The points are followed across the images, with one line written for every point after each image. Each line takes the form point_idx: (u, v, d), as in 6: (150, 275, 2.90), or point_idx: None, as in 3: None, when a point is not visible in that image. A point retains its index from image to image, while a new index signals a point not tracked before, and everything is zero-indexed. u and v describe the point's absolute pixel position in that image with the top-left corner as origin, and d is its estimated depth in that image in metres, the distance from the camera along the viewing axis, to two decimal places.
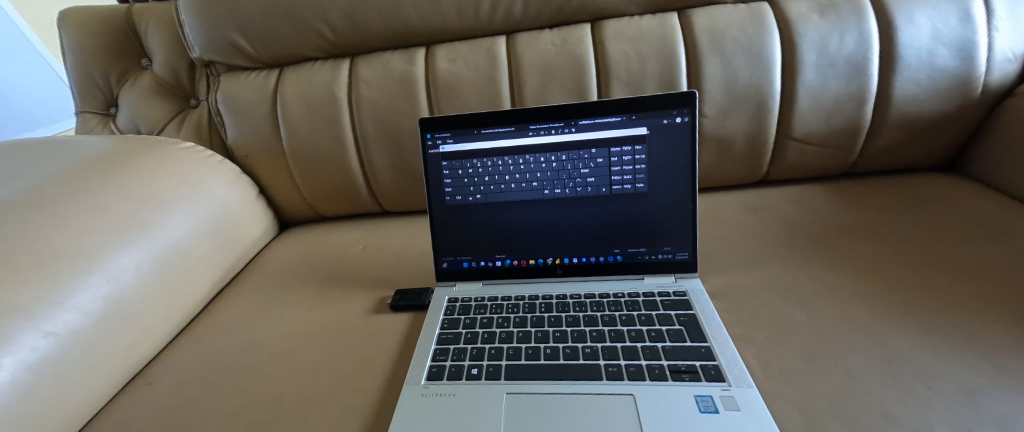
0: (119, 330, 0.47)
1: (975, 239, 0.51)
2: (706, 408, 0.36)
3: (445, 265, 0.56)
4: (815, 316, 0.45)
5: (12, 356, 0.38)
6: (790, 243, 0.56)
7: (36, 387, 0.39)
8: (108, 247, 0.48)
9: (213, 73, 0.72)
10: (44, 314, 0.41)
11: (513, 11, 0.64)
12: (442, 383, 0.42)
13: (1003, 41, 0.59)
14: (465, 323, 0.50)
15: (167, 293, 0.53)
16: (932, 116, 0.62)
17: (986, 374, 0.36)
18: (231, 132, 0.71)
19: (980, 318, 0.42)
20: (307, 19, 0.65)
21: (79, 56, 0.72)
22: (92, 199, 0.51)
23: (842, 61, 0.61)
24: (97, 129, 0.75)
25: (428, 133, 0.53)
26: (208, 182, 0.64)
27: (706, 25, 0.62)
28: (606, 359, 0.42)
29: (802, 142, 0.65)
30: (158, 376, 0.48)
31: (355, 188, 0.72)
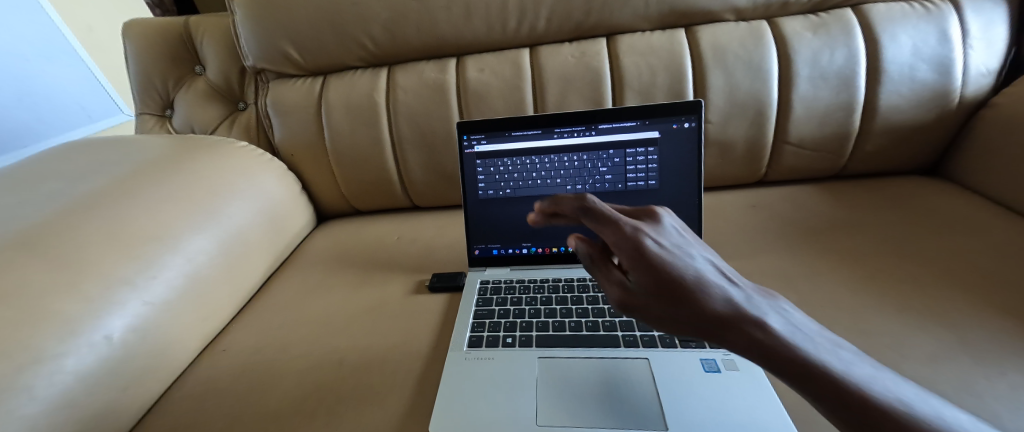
0: (198, 302, 0.53)
1: (950, 233, 0.58)
2: (710, 369, 0.43)
3: (477, 252, 0.62)
4: (806, 297, 0.52)
5: (120, 319, 0.44)
6: (786, 236, 0.63)
7: (139, 347, 0.46)
8: (187, 230, 0.55)
9: (262, 80, 0.80)
10: (142, 286, 0.48)
11: (537, 26, 0.71)
12: (482, 349, 0.49)
13: (977, 58, 0.66)
14: (497, 301, 0.56)
15: (232, 273, 0.59)
16: (915, 124, 0.69)
17: (950, 343, 0.43)
18: (278, 132, 0.79)
19: (948, 298, 0.48)
20: (351, 32, 0.72)
21: (141, 63, 0.80)
22: (169, 189, 0.58)
23: (832, 74, 0.68)
24: (153, 129, 0.82)
25: (464, 135, 0.60)
26: (261, 176, 0.71)
27: (710, 40, 0.69)
28: (623, 331, 0.49)
29: (797, 146, 0.72)
30: (230, 344, 0.55)
31: (390, 184, 0.79)
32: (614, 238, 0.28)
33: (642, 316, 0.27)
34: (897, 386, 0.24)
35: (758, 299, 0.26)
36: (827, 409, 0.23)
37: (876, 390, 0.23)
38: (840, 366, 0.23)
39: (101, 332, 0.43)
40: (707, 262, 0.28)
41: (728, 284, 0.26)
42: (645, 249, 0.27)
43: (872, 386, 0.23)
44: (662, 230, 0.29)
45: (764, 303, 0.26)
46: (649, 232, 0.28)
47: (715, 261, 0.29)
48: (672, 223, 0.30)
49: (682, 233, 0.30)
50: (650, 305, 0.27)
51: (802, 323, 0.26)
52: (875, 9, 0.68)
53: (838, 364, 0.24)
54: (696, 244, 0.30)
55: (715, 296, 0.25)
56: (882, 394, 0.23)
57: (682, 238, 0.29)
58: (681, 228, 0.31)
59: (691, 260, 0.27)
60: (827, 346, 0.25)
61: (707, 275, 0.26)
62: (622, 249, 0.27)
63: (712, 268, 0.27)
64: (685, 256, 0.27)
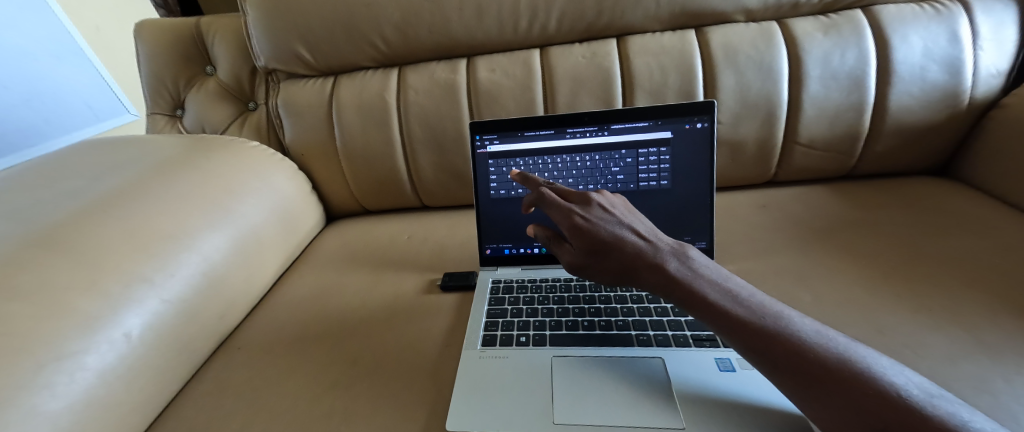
0: (213, 300, 0.54)
1: (963, 233, 0.58)
2: (726, 368, 0.43)
3: (488, 251, 0.63)
4: (819, 296, 0.52)
5: (138, 316, 0.45)
6: (797, 236, 0.63)
7: (157, 344, 0.46)
8: (202, 229, 0.56)
9: (273, 80, 0.80)
10: (160, 283, 0.48)
11: (548, 27, 0.72)
12: (496, 348, 0.49)
13: (988, 59, 0.66)
14: (509, 300, 0.56)
15: (246, 271, 0.60)
16: (926, 125, 0.69)
17: (966, 343, 0.43)
18: (289, 132, 0.79)
19: (962, 297, 0.48)
20: (363, 33, 0.73)
21: (152, 63, 0.80)
22: (184, 188, 0.58)
23: (843, 75, 0.68)
24: (164, 128, 0.82)
25: (477, 135, 0.61)
26: (273, 175, 0.71)
27: (721, 41, 0.69)
28: (637, 330, 0.49)
29: (806, 147, 0.72)
30: (244, 342, 0.55)
31: (400, 183, 0.79)
32: (559, 218, 0.43)
33: (586, 268, 0.42)
34: (760, 297, 0.35)
35: (660, 247, 0.38)
36: (702, 316, 0.35)
37: (736, 301, 0.35)
38: (711, 287, 0.36)
39: (120, 330, 0.43)
40: (626, 227, 0.40)
41: (639, 241, 0.39)
42: (579, 223, 0.41)
43: (734, 299, 0.35)
44: (593, 208, 0.42)
45: (665, 250, 0.38)
46: (582, 212, 0.42)
47: (634, 227, 0.41)
48: (605, 201, 0.43)
49: (612, 209, 0.42)
50: (587, 260, 0.42)
51: (698, 260, 0.37)
52: (886, 10, 0.68)
53: (712, 288, 0.36)
54: (627, 213, 0.42)
55: (626, 252, 0.39)
56: (741, 303, 0.35)
57: (611, 212, 0.42)
58: (614, 202, 0.43)
59: (614, 227, 0.40)
60: (709, 277, 0.36)
61: (624, 238, 0.40)
62: (564, 225, 0.42)
63: (630, 231, 0.40)
64: (609, 226, 0.40)
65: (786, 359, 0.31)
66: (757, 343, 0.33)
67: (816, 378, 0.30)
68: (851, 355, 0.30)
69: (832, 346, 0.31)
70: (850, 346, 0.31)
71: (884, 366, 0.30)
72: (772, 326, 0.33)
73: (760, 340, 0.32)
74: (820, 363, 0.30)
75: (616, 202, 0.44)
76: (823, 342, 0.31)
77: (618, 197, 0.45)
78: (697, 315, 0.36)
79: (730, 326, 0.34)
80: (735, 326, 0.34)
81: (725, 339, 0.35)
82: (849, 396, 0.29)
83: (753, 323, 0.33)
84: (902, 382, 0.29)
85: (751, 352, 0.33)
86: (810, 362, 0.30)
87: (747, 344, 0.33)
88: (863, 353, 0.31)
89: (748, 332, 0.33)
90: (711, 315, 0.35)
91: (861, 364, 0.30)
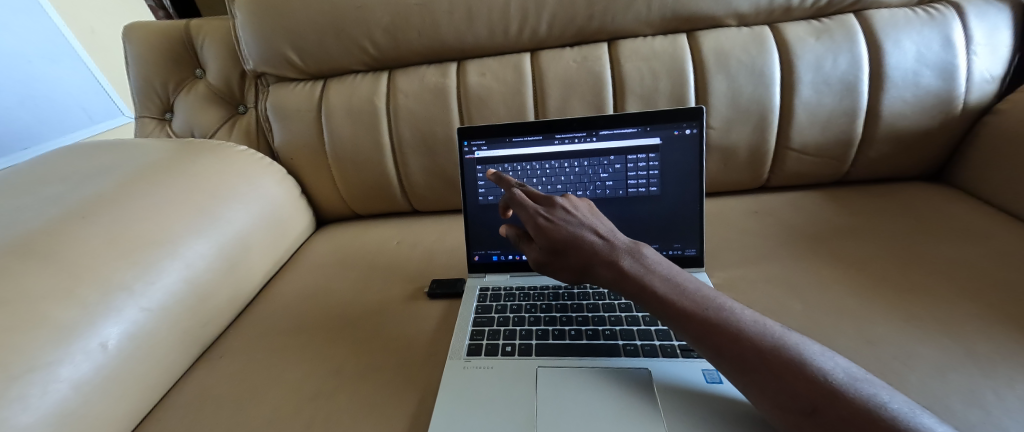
0: (196, 308, 0.53)
1: (957, 241, 0.57)
2: (713, 379, 0.42)
3: (477, 258, 0.62)
4: (809, 305, 0.51)
5: (116, 325, 0.44)
6: (789, 243, 0.62)
7: (135, 353, 0.45)
8: (186, 235, 0.55)
9: (262, 83, 0.80)
10: (139, 291, 0.47)
11: (539, 31, 0.71)
12: (481, 358, 0.48)
13: (981, 64, 0.66)
14: (497, 308, 0.55)
15: (231, 278, 0.59)
16: (920, 130, 0.68)
17: (958, 355, 0.42)
18: (278, 136, 0.78)
19: (954, 307, 0.48)
20: (352, 36, 0.72)
21: (141, 67, 0.80)
22: (168, 193, 0.58)
23: (835, 80, 0.67)
24: (153, 132, 0.82)
25: (465, 140, 0.60)
26: (261, 180, 0.70)
27: (712, 46, 0.69)
28: (624, 340, 0.48)
29: (799, 152, 0.71)
30: (227, 350, 0.54)
31: (390, 188, 0.78)
32: (523, 217, 0.43)
33: (548, 266, 0.43)
34: (709, 291, 0.36)
35: (616, 245, 0.39)
36: (653, 310, 0.36)
37: (684, 294, 0.35)
38: (662, 282, 0.36)
39: (97, 340, 0.42)
40: (586, 227, 0.41)
41: (597, 239, 0.40)
42: (540, 222, 0.41)
43: (684, 292, 0.35)
44: (556, 207, 0.42)
45: (621, 248, 0.39)
46: (544, 211, 0.42)
47: (594, 226, 0.41)
48: (569, 202, 0.44)
49: (575, 209, 0.43)
50: (549, 259, 0.42)
51: (651, 257, 0.38)
52: (878, 15, 0.67)
53: (663, 283, 0.36)
54: (589, 214, 0.43)
55: (584, 249, 0.39)
56: (689, 296, 0.35)
57: (572, 211, 0.42)
58: (578, 203, 0.44)
59: (575, 226, 0.41)
60: (662, 274, 0.37)
61: (583, 236, 0.40)
62: (528, 224, 0.43)
63: (589, 229, 0.41)
64: (569, 224, 0.41)
65: (728, 348, 0.32)
66: (702, 333, 0.33)
67: (755, 366, 0.30)
68: (788, 342, 0.31)
69: (772, 334, 0.31)
70: (789, 335, 0.31)
71: (819, 353, 0.30)
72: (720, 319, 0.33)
73: (705, 329, 0.33)
74: (759, 350, 0.30)
75: (580, 203, 0.44)
76: (763, 331, 0.32)
77: (584, 200, 0.46)
78: (650, 309, 0.36)
79: (678, 318, 0.34)
80: (683, 317, 0.34)
81: (675, 330, 0.35)
82: (783, 382, 0.29)
83: (699, 314, 0.33)
84: (833, 368, 0.29)
85: (698, 343, 0.33)
86: (750, 350, 0.31)
87: (693, 334, 0.33)
88: (803, 342, 0.31)
89: (694, 323, 0.33)
90: (661, 308, 0.35)
91: (796, 351, 0.30)
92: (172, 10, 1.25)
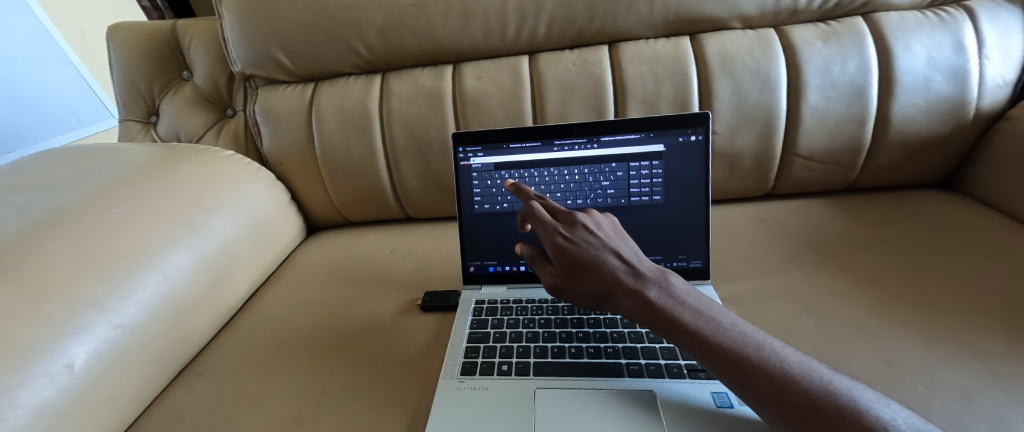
0: (173, 323, 0.50)
1: (972, 252, 0.55)
2: (723, 403, 0.39)
3: (472, 269, 0.59)
4: (821, 321, 0.49)
5: (85, 344, 0.41)
6: (797, 254, 0.60)
7: (105, 374, 0.42)
8: (165, 246, 0.52)
9: (252, 86, 0.77)
10: (111, 307, 0.44)
11: (538, 33, 0.69)
12: (476, 378, 0.45)
13: (994, 69, 0.63)
14: (493, 323, 0.53)
15: (213, 290, 0.56)
16: (930, 137, 0.66)
17: (981, 377, 0.40)
18: (267, 140, 0.76)
19: (974, 325, 0.45)
20: (344, 38, 0.70)
21: (125, 69, 0.77)
22: (147, 202, 0.55)
23: (844, 85, 0.65)
24: (138, 136, 0.79)
25: (459, 146, 0.57)
26: (247, 187, 0.68)
27: (717, 48, 0.67)
28: (627, 358, 0.45)
29: (806, 159, 0.69)
30: (207, 369, 0.52)
31: (383, 195, 0.76)
32: (542, 236, 0.40)
33: (566, 290, 0.40)
34: (744, 327, 0.32)
35: (642, 273, 0.36)
36: (682, 346, 0.33)
37: (717, 329, 0.32)
38: (693, 315, 0.33)
39: (62, 361, 0.39)
40: (609, 249, 0.37)
41: (621, 264, 0.37)
42: (560, 243, 0.38)
43: (716, 327, 0.32)
44: (578, 226, 0.39)
45: (646, 275, 0.36)
46: (565, 230, 0.39)
47: (619, 249, 0.38)
48: (592, 220, 0.40)
49: (599, 230, 0.39)
50: (568, 282, 0.39)
51: (679, 287, 0.35)
52: (887, 18, 0.65)
53: (692, 315, 0.33)
54: (613, 235, 0.40)
55: (606, 276, 0.36)
56: (723, 332, 0.32)
57: (596, 231, 0.39)
58: (601, 221, 0.40)
59: (597, 249, 0.38)
60: (692, 306, 0.34)
61: (605, 260, 0.37)
62: (546, 244, 0.40)
63: (612, 253, 0.37)
64: (591, 246, 0.38)
65: (768, 391, 0.28)
66: (737, 374, 0.30)
67: (800, 414, 0.27)
68: (837, 387, 0.27)
69: (817, 376, 0.28)
70: (837, 379, 0.28)
71: (875, 402, 0.26)
72: (758, 358, 0.30)
73: (742, 369, 0.29)
74: (804, 395, 0.27)
75: (604, 221, 0.41)
76: (807, 374, 0.28)
77: (608, 217, 0.42)
78: (677, 343, 0.33)
79: (710, 355, 0.31)
80: (716, 354, 0.31)
81: (706, 367, 0.32)
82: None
83: (735, 352, 0.30)
84: (891, 416, 0.25)
85: (733, 384, 0.30)
86: (793, 394, 0.27)
87: (727, 373, 0.30)
88: (851, 386, 0.28)
89: (730, 362, 0.30)
90: (691, 343, 0.32)
91: (847, 397, 0.26)
92: (166, 10, 1.22)
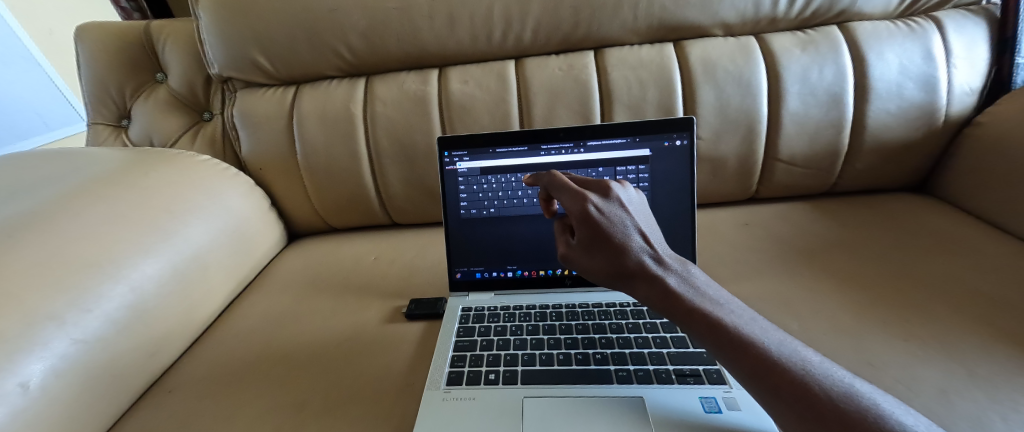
0: (140, 337, 0.48)
1: (945, 254, 0.57)
2: (712, 409, 0.39)
3: (458, 275, 0.58)
4: (805, 324, 0.49)
5: (42, 361, 0.39)
6: (781, 257, 0.61)
7: (63, 392, 0.40)
8: (132, 255, 0.50)
9: (229, 89, 0.75)
10: (72, 321, 0.42)
11: (523, 38, 0.69)
12: (462, 388, 0.44)
13: (962, 77, 0.66)
14: (480, 330, 0.52)
15: (185, 301, 0.54)
16: (903, 142, 0.68)
17: (958, 376, 0.41)
18: (245, 145, 0.74)
19: (950, 324, 0.46)
20: (327, 41, 0.69)
21: (94, 70, 0.74)
22: (115, 209, 0.53)
23: (822, 91, 0.67)
24: (107, 140, 0.76)
25: (445, 151, 0.57)
26: (224, 193, 0.65)
27: (700, 55, 0.68)
28: (616, 364, 0.45)
29: (787, 163, 0.70)
30: (178, 384, 0.49)
31: (367, 201, 0.74)
32: (568, 201, 0.37)
33: (579, 262, 0.38)
34: (761, 322, 0.31)
35: (664, 260, 0.34)
36: (697, 335, 0.31)
37: (735, 322, 0.30)
38: (712, 307, 0.31)
39: (16, 380, 0.37)
40: (637, 229, 0.35)
41: (645, 247, 0.34)
42: (588, 211, 0.35)
43: (734, 319, 0.31)
44: (610, 199, 0.37)
45: (668, 263, 0.34)
46: (595, 200, 0.36)
47: (646, 231, 0.35)
48: (624, 196, 0.38)
49: (631, 209, 0.37)
50: (584, 254, 0.37)
51: (699, 278, 0.33)
52: (861, 27, 0.67)
53: (712, 306, 0.31)
54: (641, 213, 0.37)
55: (628, 255, 0.34)
56: (741, 325, 0.30)
57: (628, 208, 0.36)
58: (631, 198, 0.38)
59: (625, 224, 0.35)
60: (713, 297, 0.32)
61: (631, 238, 0.34)
62: (571, 209, 0.37)
63: (639, 234, 0.35)
64: (620, 221, 0.35)
65: (785, 387, 0.27)
66: (755, 368, 0.28)
67: (821, 413, 0.25)
68: (856, 389, 0.26)
69: (835, 377, 0.27)
70: (854, 381, 0.27)
71: (893, 405, 0.26)
72: (776, 354, 0.28)
73: (758, 364, 0.28)
74: (825, 395, 0.26)
75: (634, 199, 0.39)
76: (825, 373, 0.27)
77: (636, 192, 0.40)
78: (693, 334, 0.32)
79: (728, 346, 0.29)
80: (734, 348, 0.29)
81: (720, 360, 0.30)
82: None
83: (753, 345, 0.29)
84: (910, 420, 0.24)
85: (748, 378, 0.29)
86: (811, 393, 0.26)
87: (743, 366, 0.29)
88: (867, 388, 0.27)
89: (748, 356, 0.29)
90: (709, 335, 0.30)
91: (866, 400, 0.26)
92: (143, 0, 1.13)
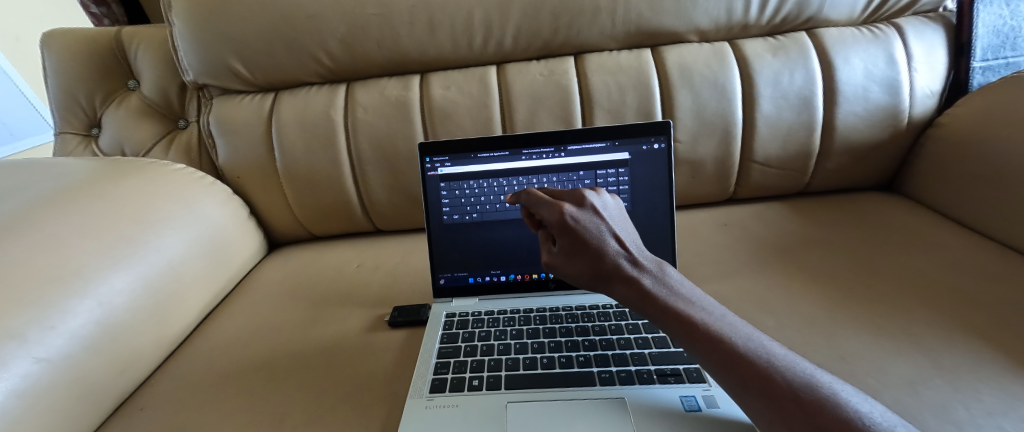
0: (109, 353, 0.46)
1: (912, 249, 0.59)
2: (691, 407, 0.39)
3: (442, 281, 0.58)
4: (782, 321, 0.51)
5: (3, 382, 0.37)
6: (758, 256, 0.62)
7: (25, 414, 0.38)
8: (100, 268, 0.48)
9: (205, 96, 0.73)
10: (34, 339, 0.40)
11: (504, 44, 0.70)
12: (445, 395, 0.44)
13: (922, 81, 0.69)
14: (463, 336, 0.51)
15: (158, 315, 0.52)
16: (871, 142, 0.71)
17: (924, 367, 0.43)
18: (222, 153, 0.72)
19: (918, 317, 0.48)
20: (306, 48, 0.68)
21: (62, 78, 0.71)
22: (82, 222, 0.51)
23: (793, 95, 0.69)
24: (77, 150, 0.73)
25: (427, 157, 0.57)
26: (199, 203, 0.64)
27: (676, 60, 0.69)
28: (598, 367, 0.45)
29: (762, 164, 0.72)
30: (151, 402, 0.48)
31: (349, 207, 0.73)
32: (545, 212, 0.38)
33: (561, 268, 0.38)
34: (733, 319, 0.32)
35: (641, 261, 0.34)
36: (671, 332, 0.32)
37: (707, 318, 0.31)
38: (686, 305, 0.32)
39: None
40: (613, 234, 0.36)
41: (622, 251, 0.35)
42: (565, 221, 0.36)
43: (707, 316, 0.32)
44: (585, 206, 0.37)
45: (644, 264, 0.34)
46: (572, 209, 0.37)
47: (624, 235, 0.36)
48: (599, 203, 0.38)
49: (607, 215, 0.37)
50: (565, 261, 0.37)
51: (674, 277, 0.34)
52: (828, 33, 0.70)
53: (686, 305, 0.32)
54: (617, 222, 0.38)
55: (605, 260, 0.35)
56: (713, 321, 0.31)
57: (603, 214, 0.37)
58: (607, 203, 0.39)
59: (601, 230, 0.36)
60: (687, 297, 0.33)
61: (608, 243, 0.35)
62: (549, 220, 0.37)
63: (616, 239, 0.35)
64: (596, 228, 0.36)
65: (753, 380, 0.28)
66: (724, 362, 0.29)
67: (784, 404, 0.26)
68: (819, 381, 0.27)
69: (801, 370, 0.28)
70: (819, 374, 0.28)
71: (853, 396, 0.26)
72: (746, 348, 0.29)
73: (728, 358, 0.29)
74: (789, 387, 0.27)
75: (610, 205, 0.39)
76: (791, 366, 0.28)
77: (611, 199, 0.41)
78: (667, 331, 0.32)
79: (699, 342, 0.30)
80: (705, 343, 0.30)
81: (693, 355, 0.31)
82: (815, 424, 0.25)
83: (723, 341, 0.30)
84: (869, 411, 0.25)
85: (719, 372, 0.29)
86: (776, 385, 0.27)
87: (713, 360, 0.30)
88: (831, 380, 0.28)
89: (716, 350, 0.29)
90: (681, 330, 0.31)
91: (829, 391, 0.26)
92: (114, 4, 1.08)
